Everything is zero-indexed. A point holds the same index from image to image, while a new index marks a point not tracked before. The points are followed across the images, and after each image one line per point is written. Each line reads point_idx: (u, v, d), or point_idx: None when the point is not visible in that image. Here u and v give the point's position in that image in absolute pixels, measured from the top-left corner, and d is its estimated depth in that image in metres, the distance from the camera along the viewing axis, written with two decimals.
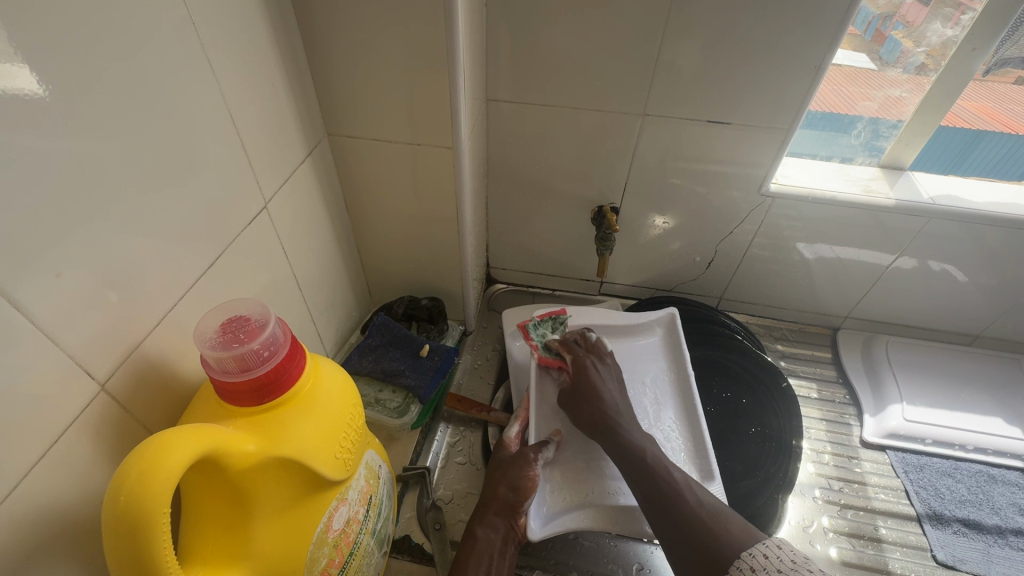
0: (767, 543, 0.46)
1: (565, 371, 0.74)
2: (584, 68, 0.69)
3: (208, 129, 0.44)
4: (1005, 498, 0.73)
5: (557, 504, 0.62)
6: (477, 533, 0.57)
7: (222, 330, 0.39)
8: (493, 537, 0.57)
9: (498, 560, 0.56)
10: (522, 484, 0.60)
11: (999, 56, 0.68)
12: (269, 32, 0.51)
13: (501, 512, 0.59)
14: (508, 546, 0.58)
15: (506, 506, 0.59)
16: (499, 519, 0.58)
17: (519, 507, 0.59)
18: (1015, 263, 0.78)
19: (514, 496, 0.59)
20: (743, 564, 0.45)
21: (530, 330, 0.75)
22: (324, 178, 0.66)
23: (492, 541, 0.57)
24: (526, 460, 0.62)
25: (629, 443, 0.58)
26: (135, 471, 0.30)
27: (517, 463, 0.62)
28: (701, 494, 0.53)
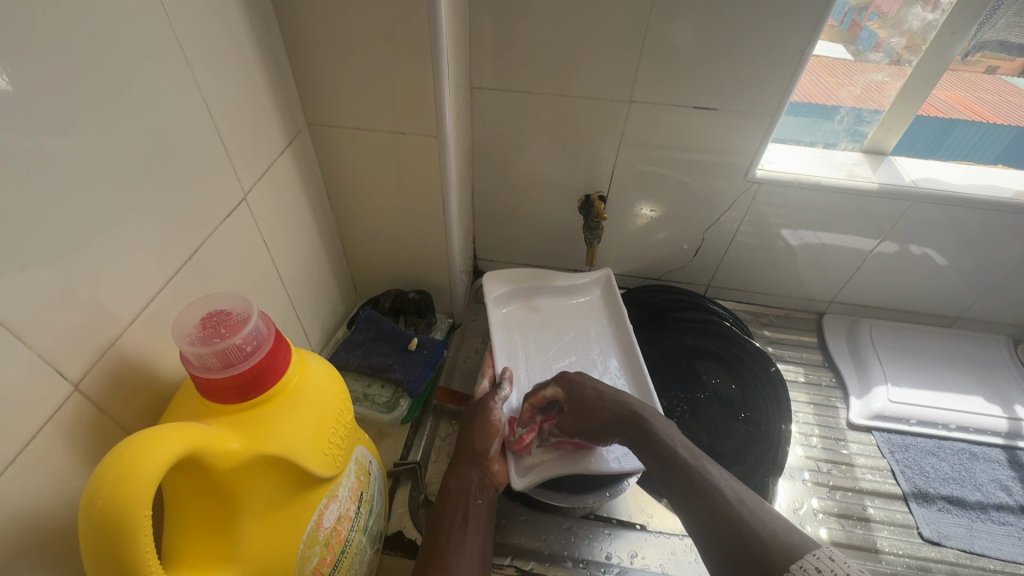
0: (821, 549, 0.43)
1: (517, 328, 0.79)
2: (569, 55, 0.68)
3: (182, 118, 0.42)
4: (986, 475, 0.75)
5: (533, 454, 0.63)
6: (451, 484, 0.59)
7: (201, 325, 0.37)
8: (467, 484, 0.59)
9: (473, 504, 0.57)
10: (485, 429, 0.62)
11: (977, 40, 0.68)
12: (245, 17, 0.49)
13: (472, 462, 0.61)
14: (484, 492, 0.59)
15: (476, 455, 0.61)
16: (469, 467, 0.60)
17: (485, 452, 0.61)
18: (994, 246, 0.79)
19: (480, 443, 0.61)
20: (806, 566, 0.42)
21: (489, 296, 0.79)
22: (305, 169, 0.64)
23: (466, 488, 0.58)
24: (487, 406, 0.64)
25: (659, 439, 0.56)
26: (112, 473, 0.29)
27: (479, 412, 0.64)
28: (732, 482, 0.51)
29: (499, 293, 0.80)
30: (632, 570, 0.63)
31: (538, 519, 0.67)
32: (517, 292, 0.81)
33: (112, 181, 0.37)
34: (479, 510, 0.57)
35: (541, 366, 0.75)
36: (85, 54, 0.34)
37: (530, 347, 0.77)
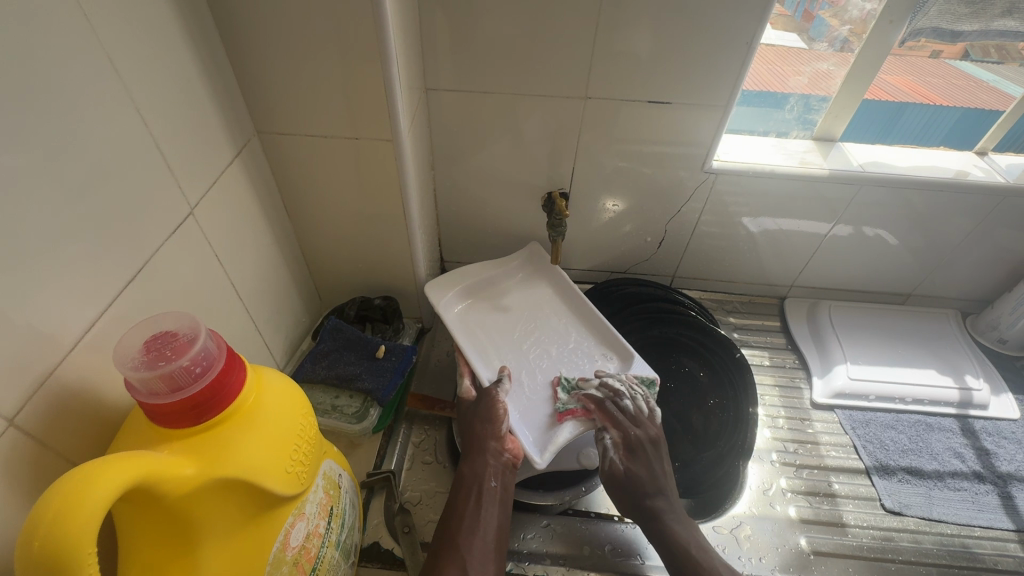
0: None
1: (475, 322, 0.77)
2: (522, 53, 0.68)
3: (116, 132, 0.41)
4: (941, 444, 0.79)
5: (541, 429, 0.65)
6: (465, 471, 0.60)
7: (146, 349, 0.36)
8: (481, 469, 0.59)
9: (489, 487, 0.58)
10: (495, 415, 0.63)
11: (913, 27, 0.70)
12: (181, 23, 0.47)
13: (483, 446, 0.61)
14: (500, 475, 0.60)
15: (485, 439, 0.61)
16: (482, 454, 0.61)
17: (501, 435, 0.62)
18: (939, 225, 0.83)
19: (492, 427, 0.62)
20: None
21: (438, 304, 0.75)
22: (257, 179, 0.62)
23: (480, 472, 0.59)
24: (491, 395, 0.65)
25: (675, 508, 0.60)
26: (51, 511, 0.27)
27: (482, 401, 0.65)
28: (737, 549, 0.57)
29: (450, 295, 0.77)
30: (612, 563, 0.63)
31: (517, 519, 0.67)
32: (467, 291, 0.79)
33: (41, 200, 0.35)
34: (495, 492, 0.58)
35: (510, 348, 0.74)
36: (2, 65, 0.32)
37: (493, 333, 0.76)
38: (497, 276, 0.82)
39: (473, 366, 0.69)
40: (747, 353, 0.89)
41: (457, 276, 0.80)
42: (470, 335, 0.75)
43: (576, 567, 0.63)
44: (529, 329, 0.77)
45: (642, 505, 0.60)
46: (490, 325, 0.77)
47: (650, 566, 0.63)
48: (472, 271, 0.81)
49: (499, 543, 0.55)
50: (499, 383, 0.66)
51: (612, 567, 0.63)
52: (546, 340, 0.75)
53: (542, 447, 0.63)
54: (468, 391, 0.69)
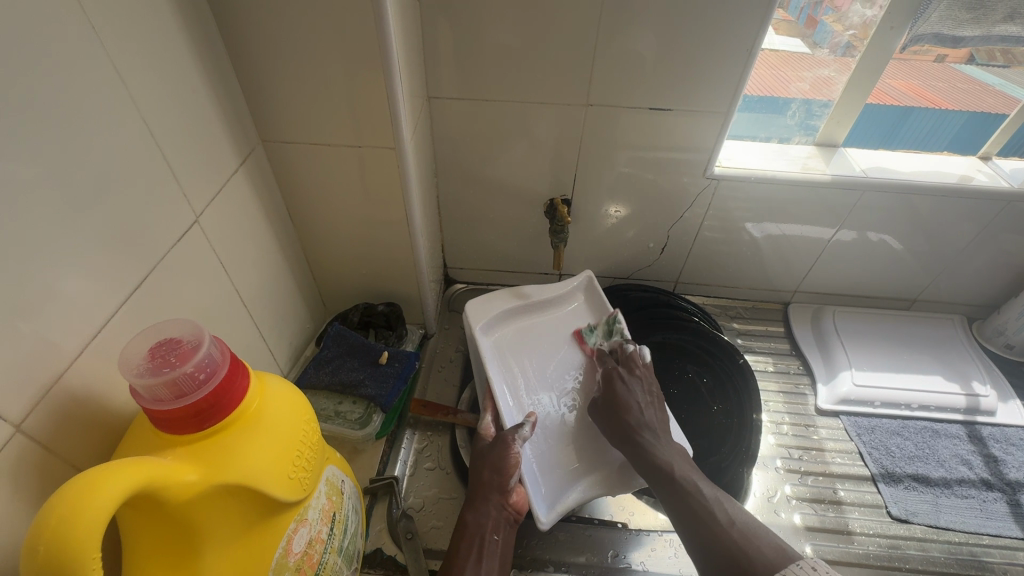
0: (803, 560, 0.43)
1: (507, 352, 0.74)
2: (523, 61, 0.69)
3: (122, 142, 0.41)
4: (948, 451, 0.78)
5: (551, 484, 0.63)
6: (468, 519, 0.57)
7: (150, 355, 0.36)
8: (484, 519, 0.57)
9: (490, 539, 0.56)
10: (506, 465, 0.60)
11: (914, 34, 0.70)
12: (186, 34, 0.48)
13: (488, 495, 0.59)
14: (501, 526, 0.58)
15: (492, 489, 0.59)
16: (486, 503, 0.58)
17: (506, 487, 0.59)
18: (943, 229, 0.82)
19: (500, 477, 0.60)
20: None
21: (474, 322, 0.74)
22: (262, 187, 0.63)
23: (483, 523, 0.57)
24: (505, 441, 0.62)
25: (654, 454, 0.58)
26: (55, 517, 0.27)
27: (497, 446, 0.62)
28: (730, 510, 0.51)
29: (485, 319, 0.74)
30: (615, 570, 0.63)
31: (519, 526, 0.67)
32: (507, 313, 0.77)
33: (47, 208, 0.36)
34: (496, 545, 0.56)
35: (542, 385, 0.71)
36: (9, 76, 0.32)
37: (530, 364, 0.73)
38: (540, 304, 0.79)
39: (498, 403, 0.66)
40: (751, 359, 0.89)
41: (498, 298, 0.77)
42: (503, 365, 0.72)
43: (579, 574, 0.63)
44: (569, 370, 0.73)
45: (630, 428, 0.61)
46: (527, 356, 0.74)
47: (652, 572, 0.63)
48: (517, 291, 0.78)
49: None
50: (519, 429, 0.63)
51: (615, 574, 0.63)
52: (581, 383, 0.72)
53: (551, 504, 0.61)
54: (487, 429, 0.65)
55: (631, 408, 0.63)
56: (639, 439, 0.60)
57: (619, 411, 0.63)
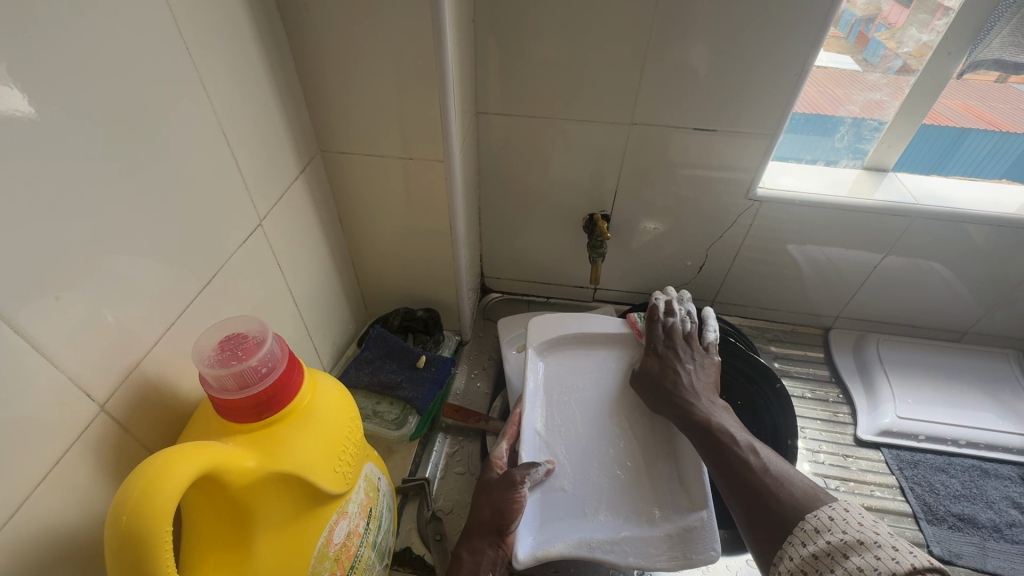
0: (832, 506, 0.47)
1: (556, 384, 0.72)
2: (571, 79, 0.70)
3: (201, 149, 0.45)
4: (998, 492, 0.74)
5: (550, 524, 0.59)
6: (465, 556, 0.57)
7: (219, 348, 0.39)
8: (480, 559, 0.57)
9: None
10: (505, 508, 0.58)
11: (972, 60, 0.69)
12: (260, 50, 0.52)
13: (486, 533, 0.58)
14: (497, 568, 0.57)
15: (488, 527, 0.58)
16: (484, 542, 0.58)
17: (504, 529, 0.58)
18: (1001, 260, 0.79)
19: (498, 520, 0.58)
20: (807, 526, 0.47)
21: (530, 337, 0.75)
22: (318, 193, 0.67)
23: (478, 562, 0.57)
24: (513, 482, 0.60)
25: (699, 416, 0.62)
26: (136, 490, 0.30)
27: (502, 485, 0.60)
28: (766, 462, 0.55)
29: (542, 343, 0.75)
30: None
31: None
32: (562, 340, 0.76)
33: (134, 207, 0.39)
34: None
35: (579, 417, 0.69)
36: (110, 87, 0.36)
37: (576, 392, 0.72)
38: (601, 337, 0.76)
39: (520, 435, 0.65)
40: (788, 384, 0.87)
41: (560, 323, 0.76)
42: (550, 388, 0.72)
43: None
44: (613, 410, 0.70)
45: (672, 394, 0.65)
46: (573, 386, 0.72)
47: None
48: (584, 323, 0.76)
49: None
50: (529, 470, 0.61)
51: None
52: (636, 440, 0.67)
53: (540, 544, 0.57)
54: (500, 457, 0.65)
55: (672, 376, 0.67)
56: (688, 402, 0.64)
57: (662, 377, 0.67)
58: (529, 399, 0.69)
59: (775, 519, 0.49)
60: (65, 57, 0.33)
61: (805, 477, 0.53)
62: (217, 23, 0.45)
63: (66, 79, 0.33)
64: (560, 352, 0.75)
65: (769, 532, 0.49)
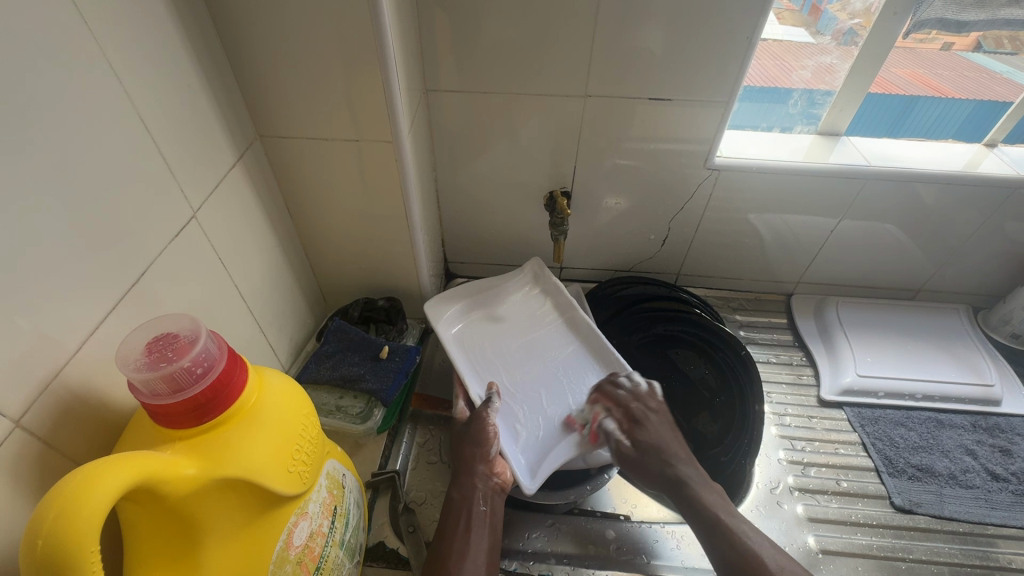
0: None
1: (471, 346, 0.74)
2: (522, 53, 0.68)
3: (118, 139, 0.41)
4: (953, 441, 0.77)
5: (531, 452, 0.63)
6: (455, 493, 0.60)
7: (148, 351, 0.37)
8: (470, 491, 0.59)
9: (478, 510, 0.58)
10: (481, 438, 0.62)
11: (916, 19, 0.69)
12: (181, 29, 0.48)
13: (471, 469, 0.61)
14: (488, 497, 0.60)
15: (474, 463, 0.61)
16: (472, 476, 0.60)
17: (488, 459, 0.61)
18: (948, 219, 0.81)
19: (480, 451, 0.61)
20: None
21: (434, 320, 0.74)
22: (260, 182, 0.63)
23: (469, 496, 0.59)
24: (481, 417, 0.64)
25: (692, 486, 0.59)
26: (53, 511, 0.27)
27: (472, 423, 0.64)
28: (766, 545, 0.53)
29: (445, 315, 0.75)
30: (616, 562, 0.63)
31: (520, 518, 0.67)
32: (466, 308, 0.78)
33: (43, 204, 0.36)
34: (484, 515, 0.58)
35: (507, 362, 0.72)
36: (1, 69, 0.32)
37: (491, 346, 0.74)
38: (495, 291, 0.79)
39: (467, 385, 0.68)
40: (754, 351, 0.89)
41: (455, 294, 0.77)
42: (471, 354, 0.73)
43: (580, 565, 0.63)
44: (524, 349, 0.74)
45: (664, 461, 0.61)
46: (484, 341, 0.74)
47: (653, 563, 0.63)
48: (473, 286, 0.79)
49: (489, 561, 0.56)
50: (488, 402, 0.65)
51: (615, 565, 0.63)
52: (567, 368, 0.72)
53: (533, 471, 0.61)
54: (462, 411, 0.67)
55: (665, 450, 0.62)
56: (679, 482, 0.60)
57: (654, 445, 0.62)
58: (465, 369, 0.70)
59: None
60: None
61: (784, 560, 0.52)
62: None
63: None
64: (465, 319, 0.77)
65: None
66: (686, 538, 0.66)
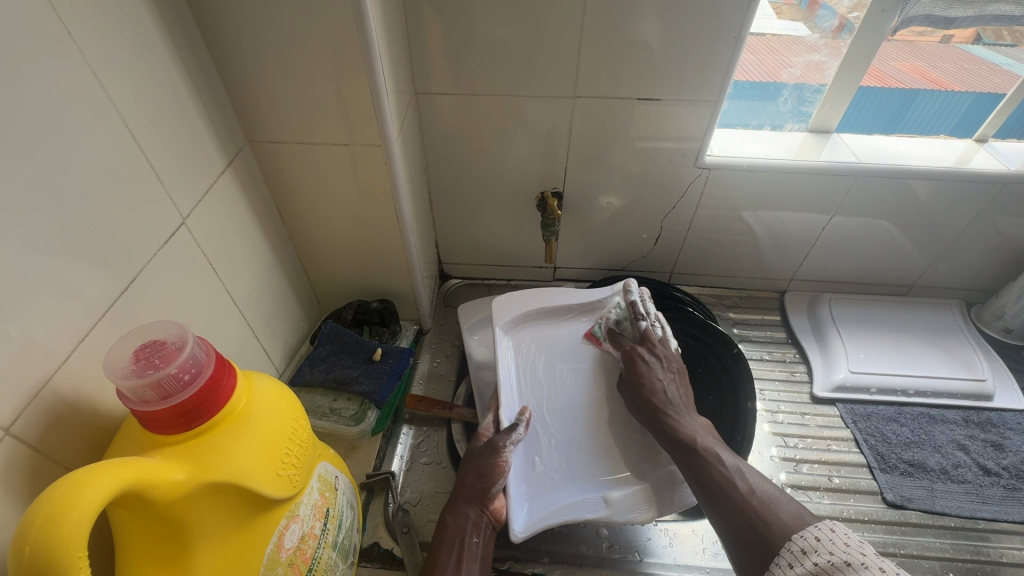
0: (819, 526, 0.45)
1: (523, 361, 0.72)
2: (512, 54, 0.68)
3: (105, 147, 0.42)
4: (945, 436, 0.77)
5: (535, 500, 0.61)
6: (448, 521, 0.57)
7: (135, 358, 0.37)
8: (464, 521, 0.57)
9: (469, 543, 0.56)
10: (488, 472, 0.59)
11: (904, 15, 0.69)
12: (167, 35, 0.48)
13: (469, 499, 0.59)
14: (480, 530, 0.57)
15: (472, 493, 0.59)
16: (467, 507, 0.58)
17: (486, 494, 0.58)
18: (940, 214, 0.82)
19: (481, 484, 0.59)
20: (792, 547, 0.44)
21: (499, 319, 0.73)
22: (251, 187, 0.63)
23: (463, 526, 0.57)
24: (496, 449, 0.61)
25: (678, 429, 0.59)
26: (40, 517, 0.28)
27: (485, 452, 0.61)
28: (752, 480, 0.52)
29: (510, 319, 0.74)
30: (609, 561, 0.64)
31: None
32: (530, 317, 0.76)
33: (28, 213, 0.36)
34: (475, 549, 0.55)
35: (552, 390, 0.70)
36: None
37: (544, 365, 0.73)
38: (564, 309, 0.76)
39: (500, 403, 0.65)
40: (747, 348, 0.89)
41: (528, 300, 0.76)
42: (520, 367, 0.72)
43: (574, 564, 0.63)
44: (577, 379, 0.71)
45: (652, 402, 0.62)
46: (539, 359, 0.73)
47: (645, 561, 0.64)
48: (546, 294, 0.77)
49: None
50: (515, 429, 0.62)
51: (608, 564, 0.63)
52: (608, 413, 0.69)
53: (529, 519, 0.59)
54: (485, 429, 0.64)
55: (654, 389, 0.62)
56: (664, 413, 0.61)
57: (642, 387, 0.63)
58: (505, 381, 0.68)
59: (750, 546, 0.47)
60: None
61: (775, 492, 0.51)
62: (110, 8, 0.41)
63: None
64: (528, 329, 0.75)
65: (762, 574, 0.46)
66: (678, 535, 0.66)
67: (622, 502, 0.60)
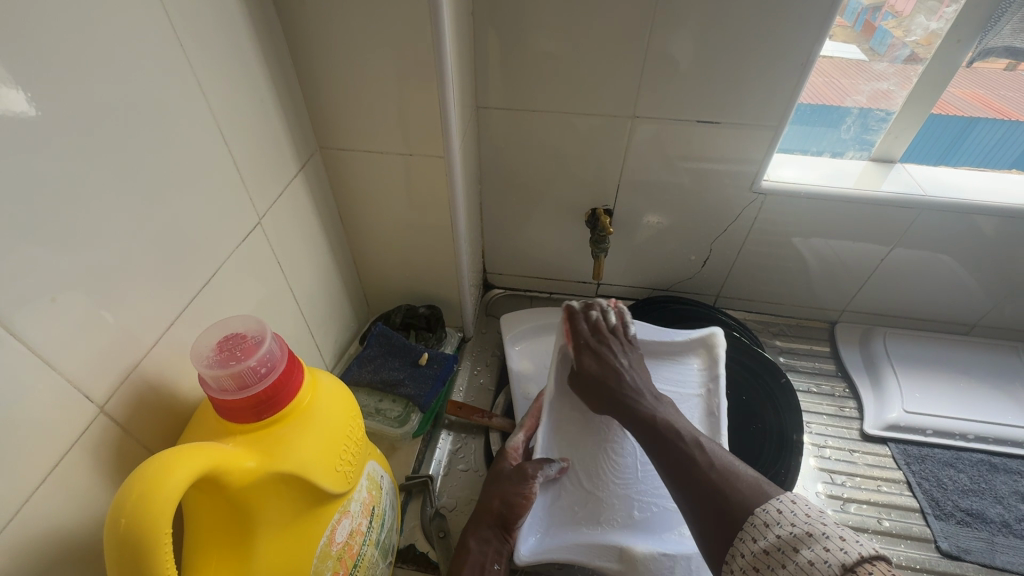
0: (780, 498, 0.47)
1: None
2: (573, 69, 0.69)
3: (198, 149, 0.45)
4: (1007, 487, 0.73)
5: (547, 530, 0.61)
6: (471, 545, 0.58)
7: (217, 348, 0.39)
8: (486, 548, 0.58)
9: (489, 570, 0.56)
10: (515, 503, 0.59)
11: (983, 47, 0.68)
12: (256, 43, 0.51)
13: (493, 526, 0.59)
14: (502, 559, 0.58)
15: (498, 519, 0.59)
16: (490, 533, 0.59)
17: (510, 525, 0.59)
18: (1009, 252, 0.78)
19: (507, 514, 0.59)
20: (756, 520, 0.46)
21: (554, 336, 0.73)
22: (317, 191, 0.66)
23: (484, 553, 0.57)
24: (525, 477, 0.61)
25: (643, 410, 0.61)
26: (133, 492, 0.30)
27: (515, 478, 0.61)
28: (710, 453, 0.55)
29: None
30: None
31: None
32: None
33: (132, 207, 0.39)
34: None
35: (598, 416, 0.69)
36: (100, 81, 0.35)
37: None
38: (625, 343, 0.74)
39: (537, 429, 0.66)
40: (794, 378, 0.87)
41: None
42: None
43: None
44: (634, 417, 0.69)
45: (615, 390, 0.63)
46: None
47: None
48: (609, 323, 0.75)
49: None
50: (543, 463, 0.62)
51: None
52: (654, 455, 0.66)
53: (537, 542, 0.59)
54: (515, 447, 0.66)
55: (614, 374, 0.64)
56: (625, 394, 0.63)
57: (598, 373, 0.65)
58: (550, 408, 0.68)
59: (725, 516, 0.48)
60: (45, 44, 0.32)
61: (750, 468, 0.53)
62: (212, 21, 0.45)
63: (45, 66, 0.32)
64: None
65: (704, 518, 0.50)
66: None
67: (641, 562, 0.58)
